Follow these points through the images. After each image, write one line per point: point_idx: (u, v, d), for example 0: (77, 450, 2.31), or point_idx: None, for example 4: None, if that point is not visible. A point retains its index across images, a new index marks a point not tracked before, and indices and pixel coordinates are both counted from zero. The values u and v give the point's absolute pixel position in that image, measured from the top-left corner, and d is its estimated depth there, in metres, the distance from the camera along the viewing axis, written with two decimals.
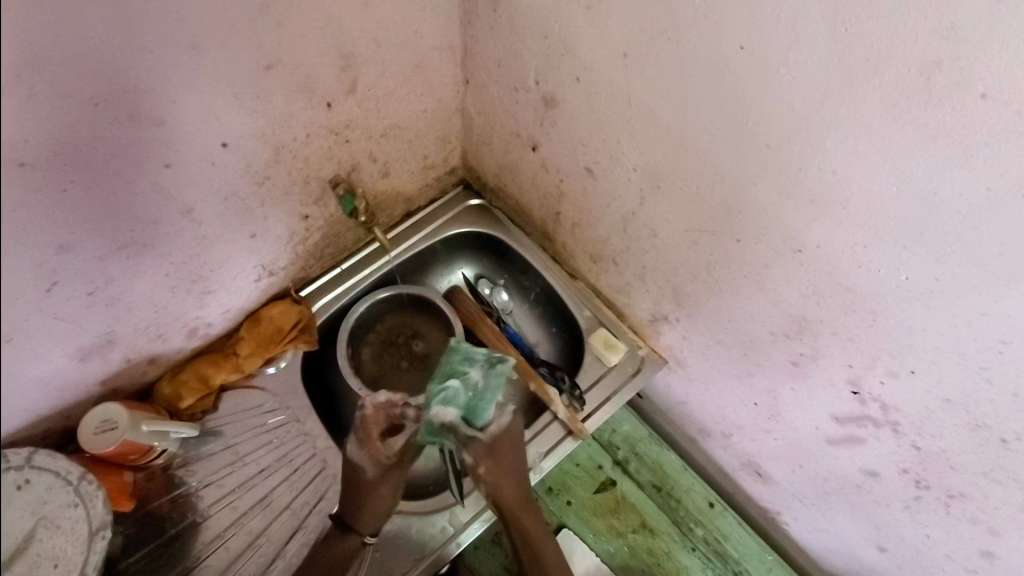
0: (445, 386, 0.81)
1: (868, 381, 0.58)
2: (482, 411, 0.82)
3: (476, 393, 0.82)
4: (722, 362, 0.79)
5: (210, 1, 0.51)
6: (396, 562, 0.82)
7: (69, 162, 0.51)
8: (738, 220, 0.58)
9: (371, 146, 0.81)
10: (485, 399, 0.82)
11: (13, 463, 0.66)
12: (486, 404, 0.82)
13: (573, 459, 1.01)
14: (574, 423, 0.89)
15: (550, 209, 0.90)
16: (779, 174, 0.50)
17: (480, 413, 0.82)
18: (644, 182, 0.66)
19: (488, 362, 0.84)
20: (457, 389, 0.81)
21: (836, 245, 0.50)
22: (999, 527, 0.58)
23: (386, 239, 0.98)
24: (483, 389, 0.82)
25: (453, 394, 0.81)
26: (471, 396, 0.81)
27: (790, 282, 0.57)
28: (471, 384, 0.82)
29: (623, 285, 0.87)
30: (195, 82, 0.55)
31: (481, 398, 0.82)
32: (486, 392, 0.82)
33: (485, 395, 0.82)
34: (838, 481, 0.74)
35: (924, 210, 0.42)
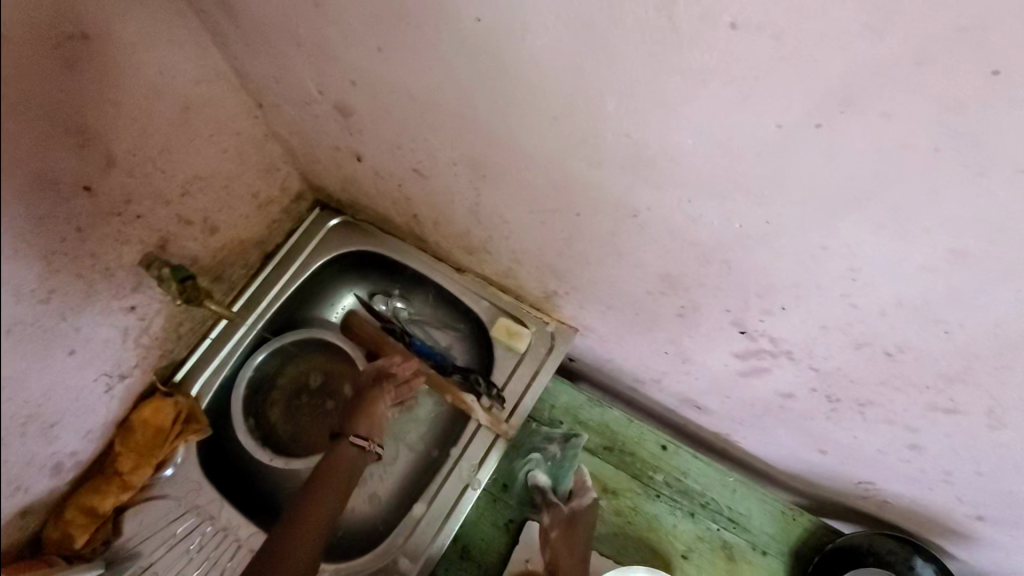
0: (529, 456, 0.94)
1: (750, 321, 0.54)
2: (565, 480, 0.93)
3: (556, 464, 0.94)
4: (621, 323, 0.75)
5: None
6: None
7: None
8: (568, 195, 0.51)
9: (175, 209, 0.70)
10: (565, 468, 0.93)
11: None
12: (567, 478, 0.93)
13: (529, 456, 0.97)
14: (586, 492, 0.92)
15: (407, 213, 0.81)
16: (582, 145, 0.43)
17: (565, 480, 0.93)
18: (468, 174, 0.59)
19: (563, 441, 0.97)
20: (539, 456, 0.94)
21: (663, 206, 0.44)
22: (913, 423, 0.57)
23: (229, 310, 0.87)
24: (563, 458, 0.94)
25: (535, 462, 0.95)
26: (552, 466, 0.94)
27: (641, 245, 0.52)
28: (551, 455, 0.95)
29: (505, 271, 0.81)
30: None
31: (561, 467, 0.94)
32: (565, 459, 0.94)
33: (565, 462, 0.94)
34: (764, 405, 0.73)
35: (729, 158, 0.36)
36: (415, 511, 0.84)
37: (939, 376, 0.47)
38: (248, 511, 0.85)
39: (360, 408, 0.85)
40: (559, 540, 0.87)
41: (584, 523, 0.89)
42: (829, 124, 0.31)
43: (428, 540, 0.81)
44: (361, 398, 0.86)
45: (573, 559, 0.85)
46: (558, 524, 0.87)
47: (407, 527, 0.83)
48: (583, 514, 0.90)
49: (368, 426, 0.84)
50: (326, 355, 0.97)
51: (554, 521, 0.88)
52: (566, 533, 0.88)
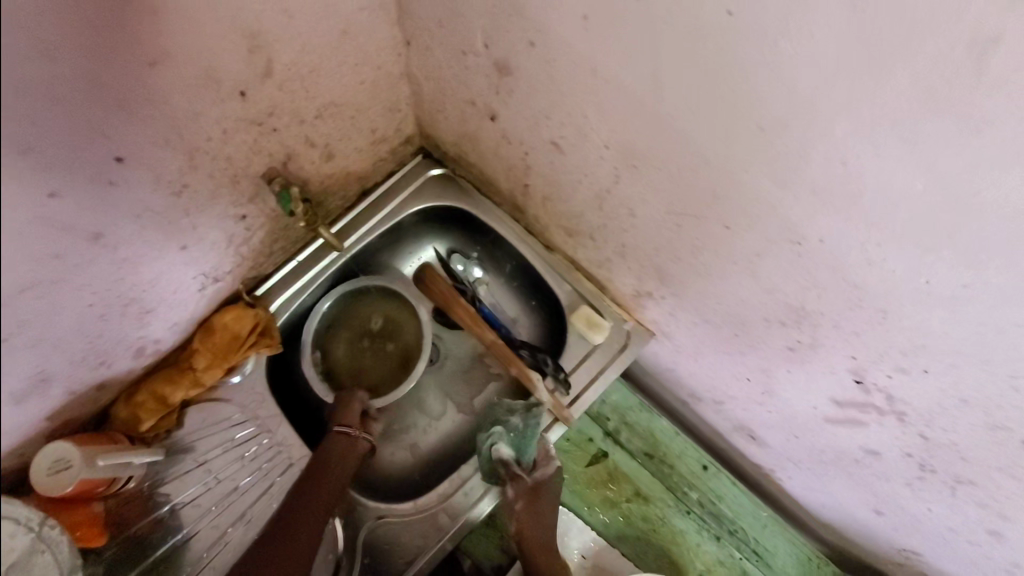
0: (492, 429, 0.85)
1: (873, 373, 0.53)
2: (529, 450, 0.83)
3: (518, 435, 0.84)
4: (711, 339, 0.74)
5: None
6: (389, 562, 0.80)
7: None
8: (728, 209, 0.50)
9: (306, 130, 0.70)
10: (527, 438, 0.83)
11: (27, 525, 0.61)
12: (531, 446, 0.83)
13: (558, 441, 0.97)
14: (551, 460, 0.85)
15: (518, 182, 0.80)
16: (777, 162, 0.42)
17: (531, 450, 0.83)
18: (616, 161, 0.57)
19: (528, 406, 0.87)
20: (501, 432, 0.84)
21: (841, 243, 0.43)
22: (1008, 512, 0.55)
23: (332, 237, 0.87)
24: (526, 426, 0.84)
25: (498, 435, 0.84)
26: (515, 437, 0.84)
27: (787, 273, 0.51)
28: (514, 426, 0.85)
29: (601, 261, 0.80)
30: (64, 92, 0.43)
31: (524, 437, 0.84)
32: (528, 429, 0.83)
33: (529, 432, 0.84)
34: (835, 454, 0.72)
35: (957, 214, 0.35)
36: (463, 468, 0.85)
37: None
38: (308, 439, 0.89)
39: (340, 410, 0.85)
40: (524, 511, 0.81)
41: (550, 496, 0.83)
42: None
43: (470, 503, 0.83)
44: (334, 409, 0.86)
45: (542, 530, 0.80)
46: (521, 492, 0.81)
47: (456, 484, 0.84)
48: (551, 485, 0.84)
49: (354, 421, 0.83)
50: (393, 304, 0.95)
51: (517, 495, 0.81)
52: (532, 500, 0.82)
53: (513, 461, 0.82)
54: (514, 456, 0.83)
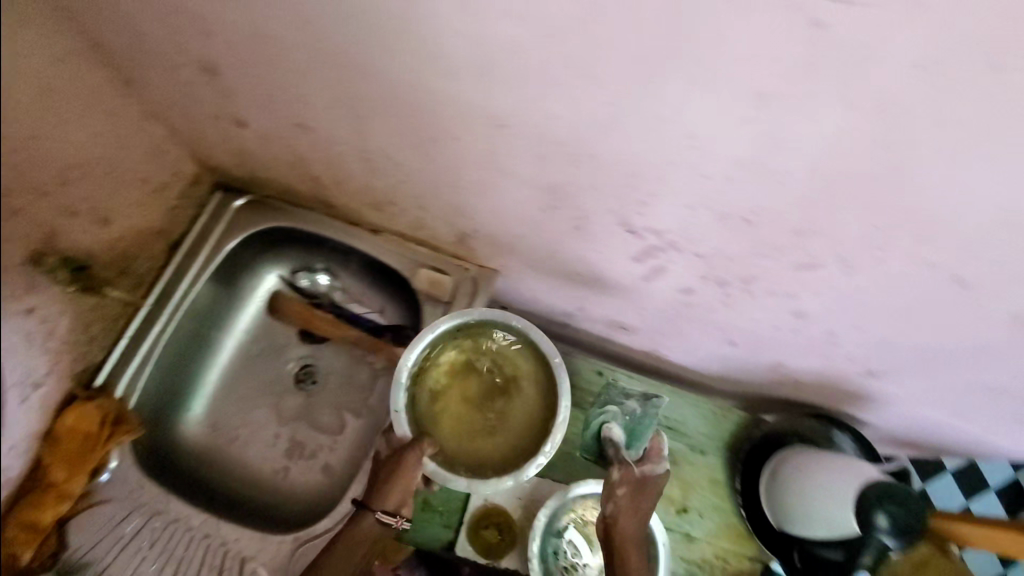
0: (605, 408, 0.85)
1: (632, 216, 0.58)
2: (643, 433, 0.83)
3: (633, 417, 0.85)
4: (530, 251, 0.77)
5: None
6: None
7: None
8: (440, 117, 0.53)
9: (55, 198, 0.67)
10: (643, 423, 0.83)
11: None
12: (648, 432, 0.83)
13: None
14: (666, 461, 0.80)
15: (306, 177, 0.80)
16: (428, 53, 0.46)
17: (641, 441, 0.82)
18: (347, 115, 0.60)
19: (643, 399, 0.88)
20: (615, 410, 0.84)
21: (521, 106, 0.47)
22: (792, 290, 0.61)
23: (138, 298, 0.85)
24: (642, 413, 0.85)
25: (612, 414, 0.84)
26: (629, 420, 0.85)
27: (517, 156, 0.54)
28: (629, 410, 0.85)
29: (415, 222, 0.82)
30: None
31: (641, 421, 0.84)
32: (646, 414, 0.84)
33: (645, 418, 0.84)
34: (674, 307, 0.78)
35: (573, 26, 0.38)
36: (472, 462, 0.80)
37: (791, 235, 0.51)
38: (192, 499, 0.86)
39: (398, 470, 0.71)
40: (624, 500, 0.77)
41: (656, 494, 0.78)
42: None
43: (382, 497, 0.81)
44: (390, 460, 0.72)
45: (640, 526, 0.75)
46: (627, 484, 0.77)
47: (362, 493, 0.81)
48: (659, 483, 0.77)
49: (397, 500, 0.73)
50: (534, 364, 0.75)
51: (625, 479, 0.77)
52: (636, 491, 0.77)
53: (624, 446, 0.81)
54: (624, 442, 0.82)
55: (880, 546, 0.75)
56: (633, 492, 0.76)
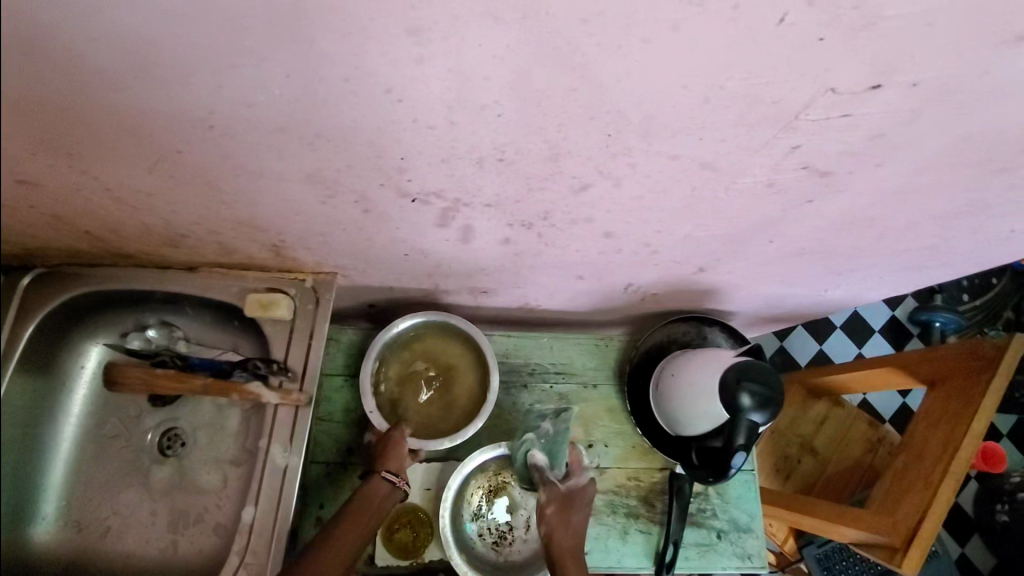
0: (523, 438, 0.90)
1: (407, 185, 0.56)
2: (564, 454, 0.89)
3: (552, 441, 0.90)
4: (348, 246, 0.73)
5: None
6: None
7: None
8: (149, 132, 0.48)
9: None
10: (560, 443, 0.89)
11: None
12: (565, 450, 0.89)
13: (339, 415, 0.94)
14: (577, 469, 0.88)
15: (78, 233, 0.71)
16: (81, 66, 0.40)
17: (563, 458, 0.89)
18: (57, 157, 0.52)
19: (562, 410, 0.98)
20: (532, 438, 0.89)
21: (214, 101, 0.43)
22: (588, 215, 0.62)
23: None
24: (558, 432, 0.91)
25: (530, 442, 0.89)
26: (548, 444, 0.90)
27: (250, 152, 0.50)
28: (546, 433, 0.90)
29: (221, 249, 0.76)
30: None
31: (557, 441, 0.90)
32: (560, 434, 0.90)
33: (561, 439, 0.90)
34: (509, 260, 0.77)
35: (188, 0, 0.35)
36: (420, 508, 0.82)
37: (546, 162, 0.51)
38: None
39: (388, 446, 0.84)
40: (556, 519, 0.83)
41: (583, 505, 0.85)
42: None
43: (267, 537, 0.77)
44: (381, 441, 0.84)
45: (574, 537, 0.81)
46: (555, 499, 0.84)
47: (244, 542, 0.77)
48: (584, 492, 0.85)
49: (397, 464, 0.83)
50: (462, 349, 0.96)
51: (550, 499, 0.84)
52: (565, 509, 0.83)
53: (547, 468, 0.87)
54: (548, 464, 0.88)
55: (749, 424, 0.80)
56: (563, 509, 0.83)
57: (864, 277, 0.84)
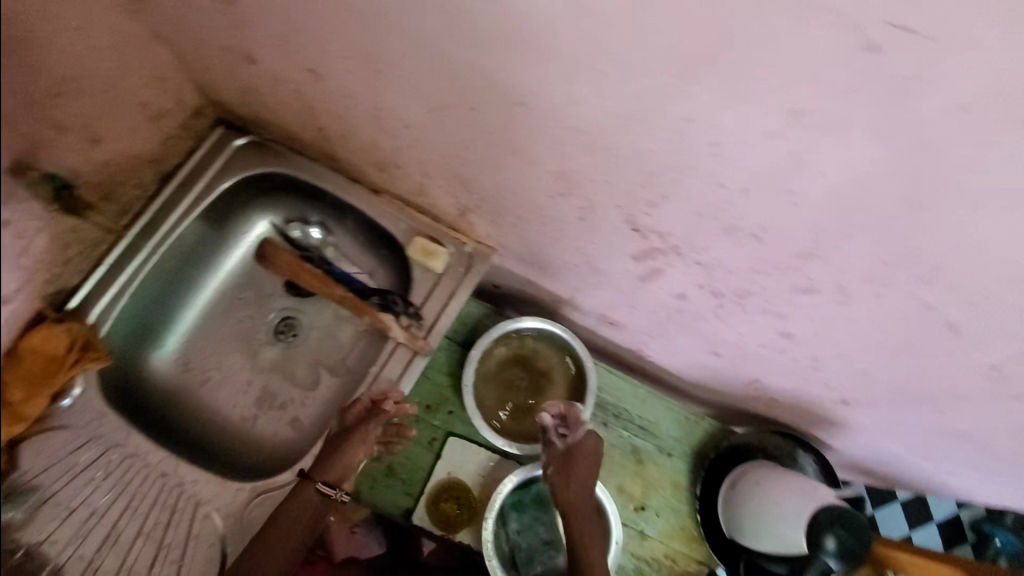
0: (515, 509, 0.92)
1: (640, 217, 0.58)
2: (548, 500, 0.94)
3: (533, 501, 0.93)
4: (532, 236, 0.76)
5: None
6: None
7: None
8: (461, 84, 0.51)
9: (49, 111, 0.64)
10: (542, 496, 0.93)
11: None
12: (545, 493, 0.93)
13: (434, 372, 0.98)
14: (579, 428, 0.87)
15: (312, 126, 0.77)
16: (465, 17, 0.43)
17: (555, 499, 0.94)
18: (362, 70, 0.57)
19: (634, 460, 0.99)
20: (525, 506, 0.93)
21: (547, 87, 0.45)
22: (783, 309, 0.62)
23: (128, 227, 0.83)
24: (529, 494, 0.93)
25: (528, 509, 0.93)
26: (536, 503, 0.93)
27: (533, 136, 0.53)
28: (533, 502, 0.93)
29: (418, 188, 0.80)
30: None
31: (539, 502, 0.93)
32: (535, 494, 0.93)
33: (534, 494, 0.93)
34: (665, 309, 0.78)
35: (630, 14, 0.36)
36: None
37: (795, 255, 0.51)
38: (154, 435, 0.84)
39: (338, 450, 0.81)
40: (561, 477, 0.85)
41: (586, 459, 0.86)
42: None
43: (347, 455, 0.82)
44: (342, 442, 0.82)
45: (582, 494, 0.85)
46: (555, 460, 0.86)
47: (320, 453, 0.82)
48: (582, 450, 0.86)
49: (339, 472, 0.81)
50: (562, 362, 0.98)
51: (552, 465, 0.86)
52: (565, 469, 0.85)
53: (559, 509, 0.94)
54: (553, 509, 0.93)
55: (823, 567, 0.76)
56: (566, 470, 0.85)
57: (1000, 481, 0.79)
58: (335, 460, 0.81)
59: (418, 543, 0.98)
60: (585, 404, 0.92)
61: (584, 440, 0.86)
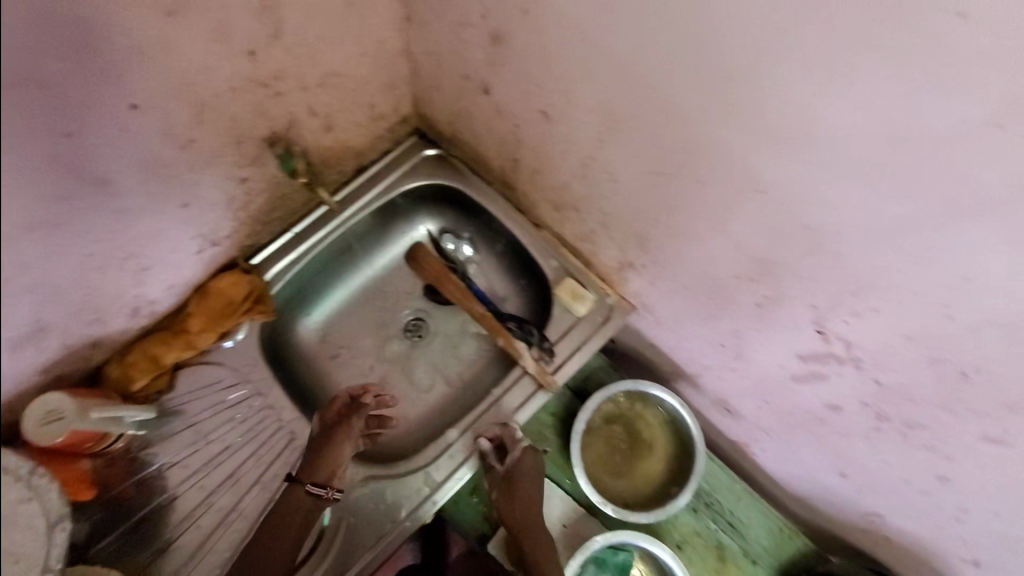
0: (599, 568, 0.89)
1: (833, 322, 0.58)
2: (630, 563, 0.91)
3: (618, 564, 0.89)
4: (689, 308, 0.77)
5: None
6: (360, 536, 0.81)
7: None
8: (700, 162, 0.53)
9: (308, 97, 0.74)
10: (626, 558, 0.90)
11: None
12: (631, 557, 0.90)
13: (540, 410, 0.99)
14: (517, 446, 0.84)
15: (508, 157, 0.84)
16: (738, 110, 0.46)
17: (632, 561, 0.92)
18: (600, 126, 0.61)
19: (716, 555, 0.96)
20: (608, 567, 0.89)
21: (799, 185, 0.47)
22: (951, 452, 0.60)
23: (333, 200, 0.91)
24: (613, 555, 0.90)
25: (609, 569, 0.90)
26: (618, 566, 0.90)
27: (753, 224, 0.55)
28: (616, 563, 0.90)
29: (587, 234, 0.84)
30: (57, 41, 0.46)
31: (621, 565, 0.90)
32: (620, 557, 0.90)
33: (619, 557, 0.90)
34: (803, 415, 0.76)
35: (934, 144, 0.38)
36: (359, 499, 0.83)
37: (1000, 405, 0.50)
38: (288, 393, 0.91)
39: (321, 450, 0.80)
40: (506, 501, 0.86)
41: (531, 479, 0.86)
42: (1015, 126, 0.34)
43: (455, 465, 0.85)
44: (321, 438, 0.81)
45: (526, 510, 0.85)
46: (495, 483, 0.85)
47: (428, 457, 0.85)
48: (523, 472, 0.85)
49: (327, 474, 0.79)
50: (667, 437, 0.97)
51: (494, 486, 0.86)
52: (507, 492, 0.85)
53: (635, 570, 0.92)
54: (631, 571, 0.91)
55: None
56: (509, 491, 0.85)
57: None
58: (319, 460, 0.79)
59: (448, 541, 0.93)
60: (688, 486, 0.90)
61: (521, 462, 0.85)
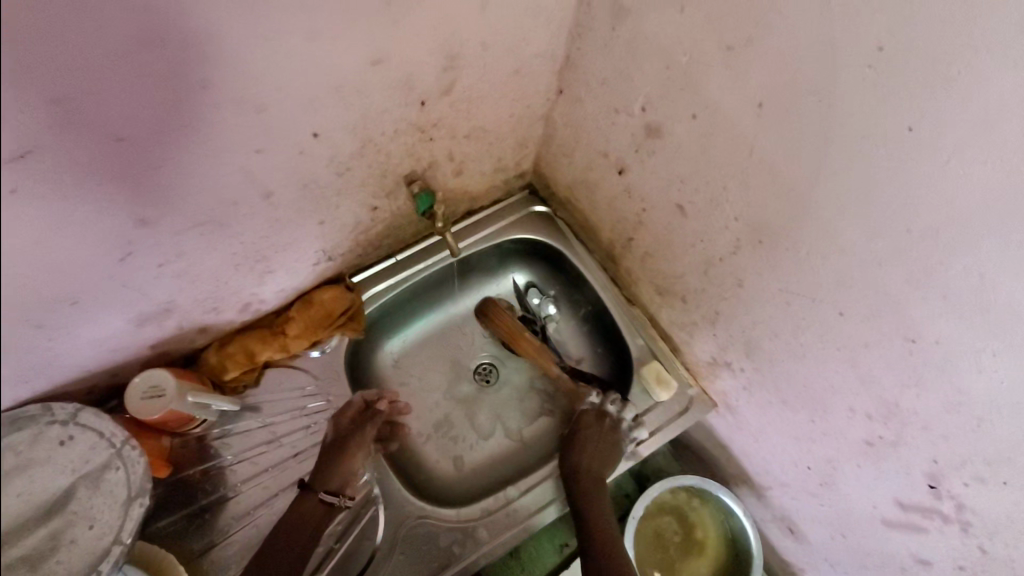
0: None
1: (949, 480, 0.55)
2: None
3: None
4: (780, 422, 0.75)
5: (335, 42, 0.52)
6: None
7: (86, 106, 0.42)
8: (845, 294, 0.54)
9: (452, 146, 0.78)
10: None
11: (61, 417, 0.64)
12: None
13: None
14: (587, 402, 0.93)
15: (623, 234, 0.86)
16: (910, 262, 0.46)
17: None
18: (740, 235, 0.63)
19: None
20: None
21: (957, 345, 0.47)
22: None
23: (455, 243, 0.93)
24: None
25: None
26: None
27: (889, 367, 0.54)
28: None
29: (685, 323, 0.83)
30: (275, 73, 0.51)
31: None
32: None
33: None
34: (880, 559, 0.71)
35: None
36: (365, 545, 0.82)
37: None
38: None
39: (331, 459, 0.84)
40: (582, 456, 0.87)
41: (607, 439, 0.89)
42: None
43: (513, 524, 0.85)
44: (336, 444, 0.85)
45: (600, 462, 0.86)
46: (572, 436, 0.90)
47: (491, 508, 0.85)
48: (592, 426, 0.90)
49: (340, 481, 0.83)
50: (720, 541, 0.93)
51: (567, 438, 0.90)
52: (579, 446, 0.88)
53: None
54: None
55: None
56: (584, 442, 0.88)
57: None
58: (330, 465, 0.84)
59: None
60: None
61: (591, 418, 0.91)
